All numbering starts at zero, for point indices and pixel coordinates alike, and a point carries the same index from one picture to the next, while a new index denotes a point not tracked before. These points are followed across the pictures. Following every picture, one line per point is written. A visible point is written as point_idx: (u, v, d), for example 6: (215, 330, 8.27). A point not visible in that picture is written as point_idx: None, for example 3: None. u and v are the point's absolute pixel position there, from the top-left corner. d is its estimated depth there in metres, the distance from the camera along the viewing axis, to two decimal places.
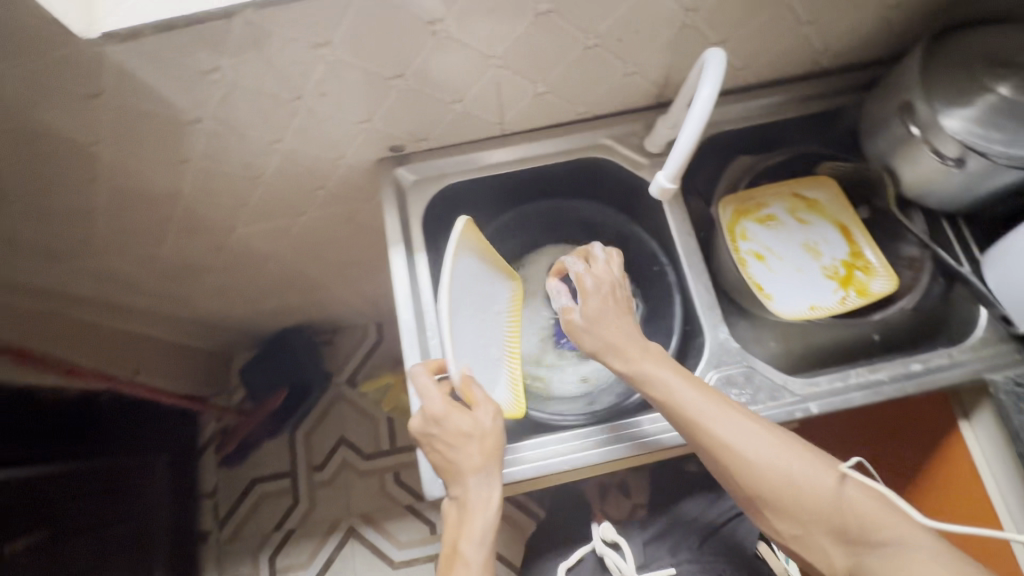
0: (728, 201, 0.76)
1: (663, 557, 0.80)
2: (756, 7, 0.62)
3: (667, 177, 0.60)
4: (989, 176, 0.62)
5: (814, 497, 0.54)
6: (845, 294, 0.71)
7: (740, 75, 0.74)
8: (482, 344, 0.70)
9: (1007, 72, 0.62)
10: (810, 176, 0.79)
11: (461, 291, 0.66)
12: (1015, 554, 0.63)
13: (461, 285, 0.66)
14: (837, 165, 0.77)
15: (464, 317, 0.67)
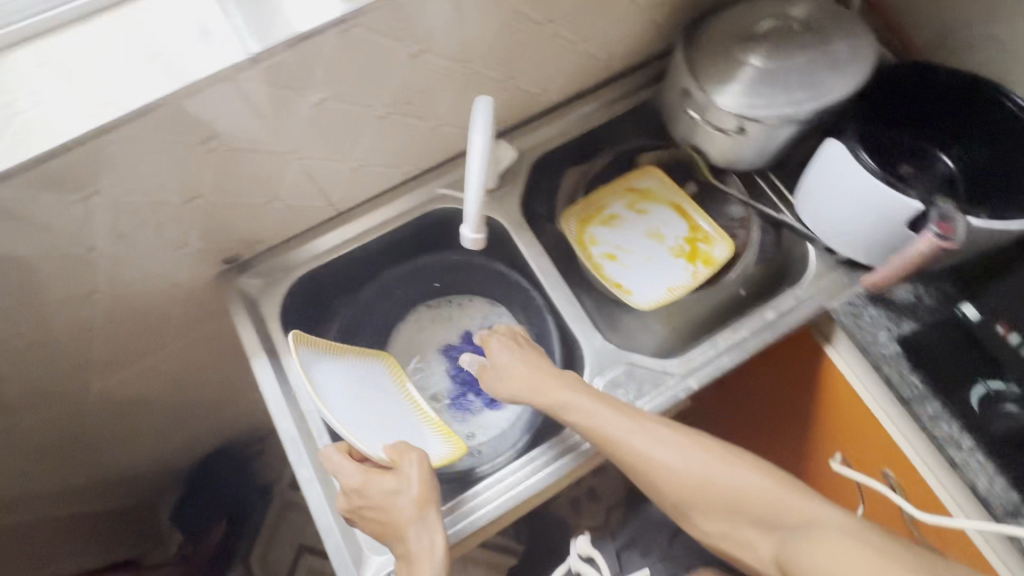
0: (571, 213, 0.80)
1: (637, 560, 0.91)
2: (525, 42, 0.67)
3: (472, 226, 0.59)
4: (767, 134, 0.70)
5: (742, 499, 0.57)
6: (694, 268, 0.76)
7: (545, 98, 0.79)
8: (389, 423, 0.67)
9: (755, 42, 0.69)
10: (635, 168, 0.84)
11: (335, 388, 0.64)
12: (904, 450, 0.70)
13: (327, 382, 0.64)
14: (656, 154, 0.83)
15: (353, 408, 0.64)
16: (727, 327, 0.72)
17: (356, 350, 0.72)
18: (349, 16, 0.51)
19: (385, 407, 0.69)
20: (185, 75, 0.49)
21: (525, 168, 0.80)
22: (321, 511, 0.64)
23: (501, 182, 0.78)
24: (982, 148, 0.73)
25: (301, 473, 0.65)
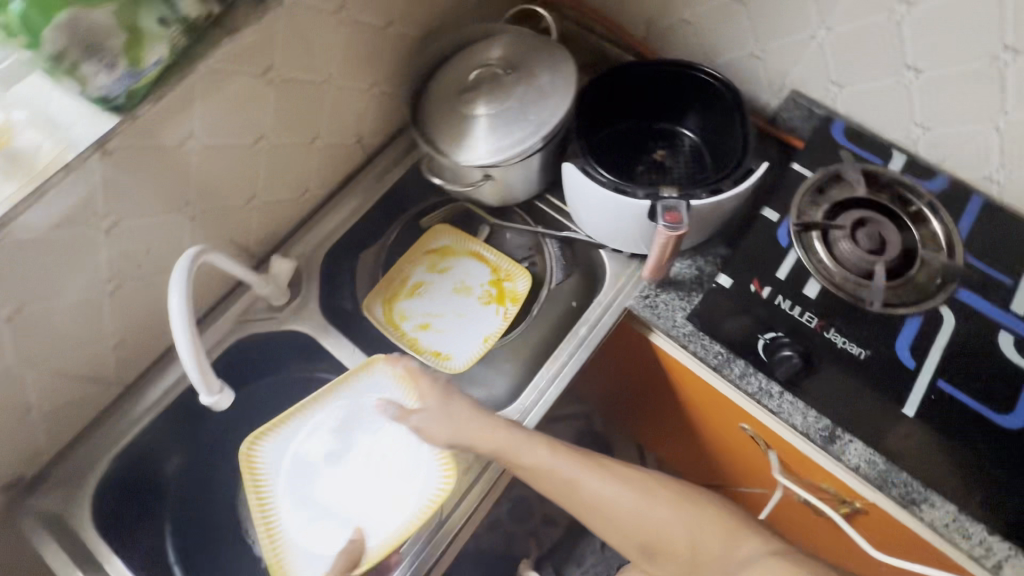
0: (374, 296, 0.79)
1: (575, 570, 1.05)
2: (247, 163, 0.66)
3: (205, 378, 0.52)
4: (515, 172, 0.73)
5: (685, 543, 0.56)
6: (504, 309, 0.78)
7: (308, 197, 0.79)
8: (352, 489, 0.66)
9: (474, 91, 0.72)
10: (426, 230, 0.84)
11: (341, 429, 0.68)
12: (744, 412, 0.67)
13: (290, 468, 0.66)
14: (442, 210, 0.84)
15: (299, 499, 0.65)
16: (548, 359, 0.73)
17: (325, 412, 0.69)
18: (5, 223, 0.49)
19: (379, 445, 0.68)
20: None
21: (313, 270, 0.79)
22: None
23: (292, 291, 0.77)
24: (706, 117, 0.80)
25: None
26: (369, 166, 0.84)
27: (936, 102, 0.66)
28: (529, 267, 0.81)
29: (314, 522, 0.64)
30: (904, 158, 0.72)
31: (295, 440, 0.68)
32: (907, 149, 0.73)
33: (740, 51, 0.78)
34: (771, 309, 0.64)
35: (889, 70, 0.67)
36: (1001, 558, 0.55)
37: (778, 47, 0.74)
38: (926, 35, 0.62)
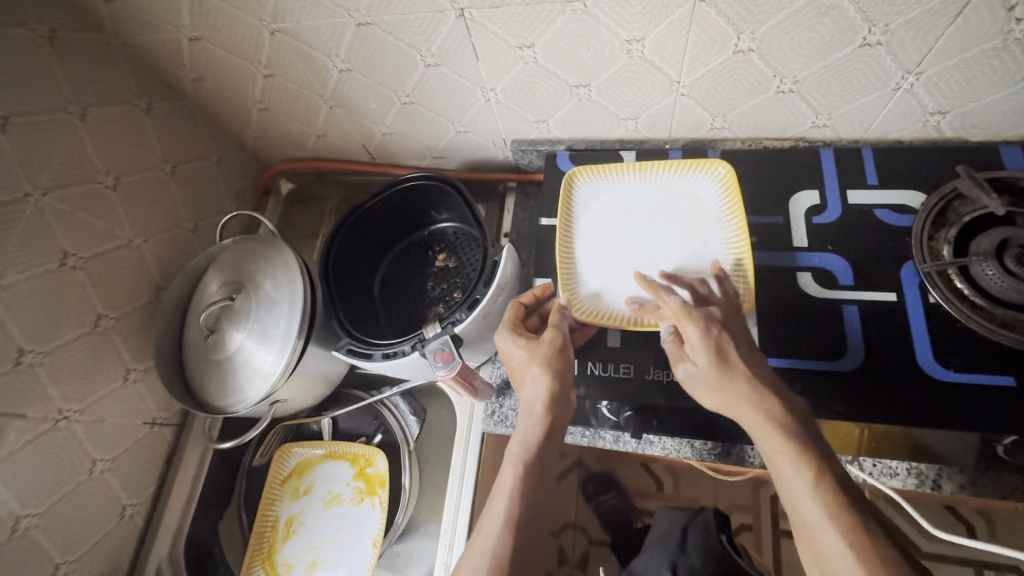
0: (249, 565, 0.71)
1: None
2: (30, 542, 0.60)
3: None
4: (300, 376, 0.69)
5: None
6: (378, 497, 0.72)
7: (134, 508, 0.73)
8: (676, 252, 0.60)
9: (220, 331, 0.68)
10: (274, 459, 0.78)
11: (669, 190, 0.63)
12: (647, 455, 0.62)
13: (613, 191, 0.65)
14: (278, 432, 0.79)
15: (653, 216, 0.62)
16: (444, 532, 0.67)
17: (672, 171, 0.63)
18: None
19: (671, 249, 0.60)
20: None
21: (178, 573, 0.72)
22: None
23: None
24: (453, 208, 0.78)
25: None
26: (186, 430, 0.79)
27: (621, 98, 0.65)
28: (384, 440, 0.76)
29: (628, 276, 0.60)
30: (634, 152, 0.71)
31: (622, 185, 0.65)
32: (634, 138, 0.72)
33: (445, 133, 0.76)
34: (585, 379, 0.60)
35: (567, 95, 0.66)
36: (934, 478, 0.51)
37: (470, 117, 0.73)
38: (563, 59, 0.60)
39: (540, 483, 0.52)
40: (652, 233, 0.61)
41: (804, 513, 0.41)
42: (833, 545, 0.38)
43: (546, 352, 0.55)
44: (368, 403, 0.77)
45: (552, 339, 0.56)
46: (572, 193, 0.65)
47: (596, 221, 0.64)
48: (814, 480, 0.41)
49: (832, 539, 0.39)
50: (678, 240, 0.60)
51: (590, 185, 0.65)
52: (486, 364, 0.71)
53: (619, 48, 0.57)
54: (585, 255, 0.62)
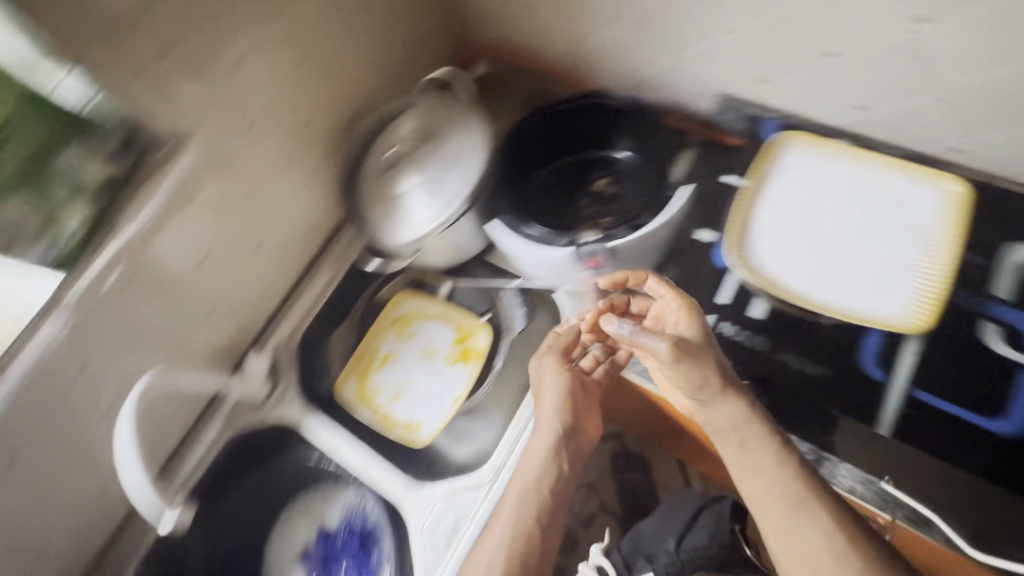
0: (348, 376, 0.83)
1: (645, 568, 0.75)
2: (200, 279, 0.72)
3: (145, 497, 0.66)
4: (447, 236, 0.74)
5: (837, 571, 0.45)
6: (469, 367, 0.79)
7: (272, 292, 0.84)
8: (864, 245, 0.60)
9: (398, 171, 0.75)
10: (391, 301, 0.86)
11: (879, 187, 0.62)
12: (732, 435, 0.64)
13: (819, 167, 0.65)
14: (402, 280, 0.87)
15: (853, 205, 0.62)
16: (517, 416, 0.75)
17: (888, 169, 0.63)
18: None
19: (860, 239, 0.60)
20: None
21: (288, 361, 0.83)
22: None
23: (274, 380, 0.82)
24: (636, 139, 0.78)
25: None
26: (328, 249, 0.88)
27: (870, 81, 0.61)
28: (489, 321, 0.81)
29: (804, 249, 0.61)
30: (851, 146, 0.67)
31: (830, 164, 0.65)
32: (856, 133, 0.67)
33: (661, 64, 0.75)
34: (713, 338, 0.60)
35: (812, 59, 0.63)
36: None
37: (694, 55, 0.71)
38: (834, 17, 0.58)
39: (556, 445, 0.69)
40: (845, 218, 0.62)
41: (780, 510, 0.50)
42: (814, 536, 0.47)
43: (545, 394, 0.71)
44: (490, 285, 0.83)
45: (551, 370, 0.71)
46: (774, 152, 0.67)
47: (792, 189, 0.65)
48: (792, 482, 0.50)
49: (813, 532, 0.47)
50: (871, 235, 0.60)
51: (797, 151, 0.67)
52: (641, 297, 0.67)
53: (900, 24, 0.55)
54: (763, 227, 0.63)
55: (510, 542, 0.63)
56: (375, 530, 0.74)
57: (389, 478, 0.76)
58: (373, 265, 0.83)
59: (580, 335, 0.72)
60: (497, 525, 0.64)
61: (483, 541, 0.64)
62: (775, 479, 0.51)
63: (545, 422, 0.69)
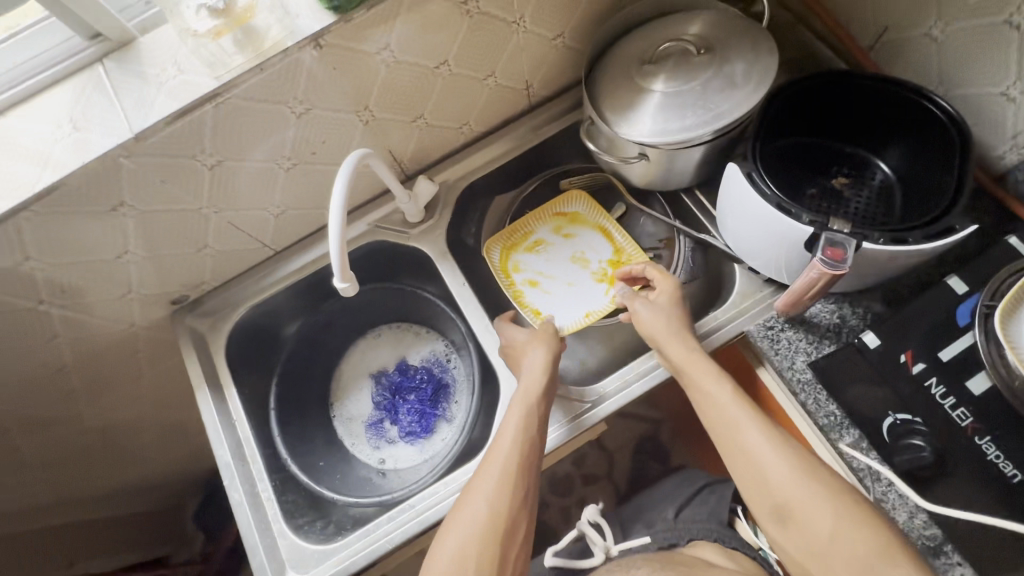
0: (494, 244, 0.81)
1: (642, 531, 0.81)
2: (422, 84, 0.69)
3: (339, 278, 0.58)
4: (673, 157, 0.68)
5: (796, 504, 0.53)
6: (615, 291, 0.77)
7: (463, 131, 0.81)
8: None
9: (659, 68, 0.68)
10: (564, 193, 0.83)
11: None
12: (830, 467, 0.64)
13: None
14: (583, 181, 0.85)
15: None
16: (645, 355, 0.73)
17: None
18: (221, 89, 0.56)
19: None
20: (94, 148, 0.55)
21: (448, 200, 0.82)
22: (253, 549, 0.68)
23: (429, 213, 0.82)
24: (907, 156, 0.70)
25: (232, 498, 0.70)
26: (529, 114, 0.84)
27: None
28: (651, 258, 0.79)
29: None
30: None
31: None
32: None
33: (997, 94, 0.64)
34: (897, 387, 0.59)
35: None
36: None
37: None
38: None
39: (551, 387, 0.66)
40: None
41: (765, 460, 0.55)
42: (783, 474, 0.54)
43: (527, 367, 0.67)
44: (670, 224, 0.78)
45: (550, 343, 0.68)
46: None
47: None
48: (769, 439, 0.56)
49: (783, 471, 0.54)
50: None
51: None
52: (880, 331, 0.62)
53: None
54: None
55: (518, 481, 0.58)
56: (449, 384, 0.86)
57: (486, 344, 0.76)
58: (587, 141, 0.72)
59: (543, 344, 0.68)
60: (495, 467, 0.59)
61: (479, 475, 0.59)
62: (749, 436, 0.57)
63: (527, 382, 0.65)
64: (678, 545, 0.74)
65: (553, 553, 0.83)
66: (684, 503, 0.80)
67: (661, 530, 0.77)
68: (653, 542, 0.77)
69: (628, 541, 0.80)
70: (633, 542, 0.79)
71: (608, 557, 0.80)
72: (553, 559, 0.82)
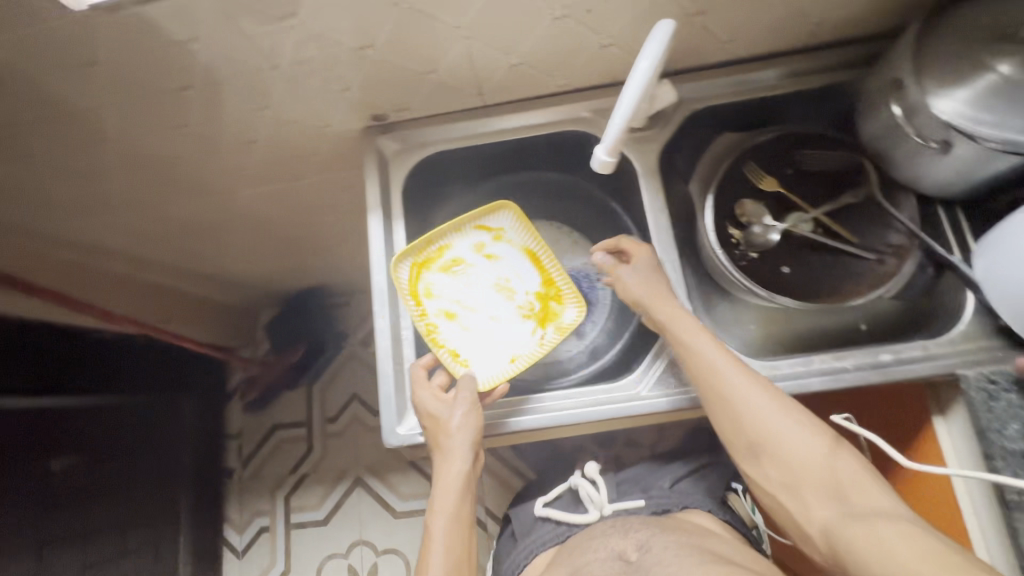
0: (405, 254, 0.72)
1: (635, 492, 0.82)
2: None
3: (607, 150, 0.63)
4: (981, 158, 0.58)
5: (806, 465, 0.57)
6: (544, 332, 0.74)
7: (729, 48, 0.71)
8: None
9: (1013, 50, 0.55)
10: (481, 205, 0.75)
11: None
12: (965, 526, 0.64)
13: None
14: (826, 155, 0.73)
15: None
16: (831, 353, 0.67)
17: None
18: None
19: None
20: None
21: (676, 118, 0.75)
22: (385, 379, 0.69)
23: (651, 124, 0.75)
24: None
25: (378, 324, 0.71)
26: (803, 53, 0.73)
27: None
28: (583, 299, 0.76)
29: None
30: None
31: None
32: None
33: None
34: None
35: None
36: None
37: None
38: None
39: (474, 458, 0.69)
40: None
41: (781, 436, 0.59)
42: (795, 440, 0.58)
43: (462, 439, 0.66)
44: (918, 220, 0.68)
45: (472, 413, 0.67)
46: None
47: None
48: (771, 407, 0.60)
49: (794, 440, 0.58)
50: None
51: None
52: None
53: None
54: None
55: (462, 526, 0.69)
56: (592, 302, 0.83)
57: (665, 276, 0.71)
58: (894, 103, 0.62)
59: (461, 405, 0.67)
60: (440, 522, 0.68)
61: (434, 516, 0.69)
62: (758, 402, 0.60)
63: (457, 453, 0.66)
64: (671, 511, 0.77)
65: (543, 504, 0.86)
66: (679, 477, 0.83)
67: (657, 496, 0.80)
68: (646, 506, 0.79)
69: (623, 502, 0.81)
70: (627, 503, 0.80)
71: (600, 513, 0.80)
72: (543, 510, 0.84)
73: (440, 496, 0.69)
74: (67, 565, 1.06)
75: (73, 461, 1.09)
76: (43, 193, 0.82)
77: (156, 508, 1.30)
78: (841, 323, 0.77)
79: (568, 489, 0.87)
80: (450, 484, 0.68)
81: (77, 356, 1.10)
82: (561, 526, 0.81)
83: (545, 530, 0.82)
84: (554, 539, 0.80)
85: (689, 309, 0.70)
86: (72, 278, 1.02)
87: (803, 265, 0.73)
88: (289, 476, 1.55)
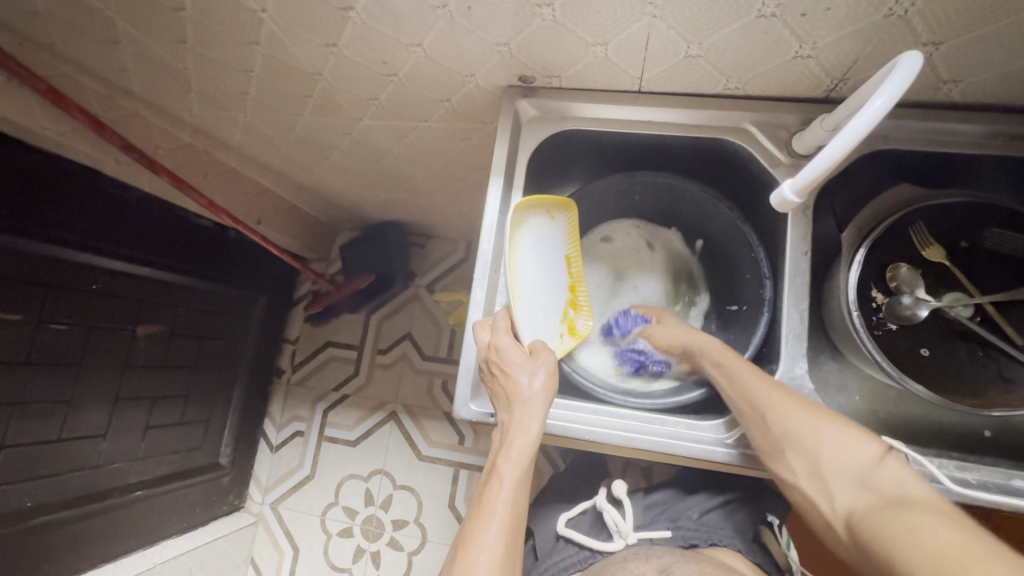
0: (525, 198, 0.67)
1: (662, 522, 0.82)
2: (1000, 7, 0.49)
3: (793, 189, 0.56)
4: None
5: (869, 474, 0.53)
6: (567, 336, 0.74)
7: (942, 90, 0.61)
8: None
9: None
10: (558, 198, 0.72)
11: None
12: None
13: None
14: (1014, 238, 0.63)
15: None
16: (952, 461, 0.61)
17: None
18: None
19: None
20: None
21: (851, 154, 0.66)
22: (468, 349, 0.68)
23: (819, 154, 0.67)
24: None
25: (473, 294, 0.69)
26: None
27: None
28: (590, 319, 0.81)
29: None
30: None
31: None
32: None
33: None
34: None
35: None
36: None
37: None
38: None
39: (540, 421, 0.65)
40: None
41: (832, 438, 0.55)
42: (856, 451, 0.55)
43: (528, 404, 0.62)
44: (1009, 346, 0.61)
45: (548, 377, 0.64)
46: None
47: None
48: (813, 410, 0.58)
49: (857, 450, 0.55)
50: None
51: None
52: None
53: None
54: None
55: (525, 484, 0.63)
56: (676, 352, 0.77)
57: (785, 327, 0.65)
58: None
59: (538, 359, 0.65)
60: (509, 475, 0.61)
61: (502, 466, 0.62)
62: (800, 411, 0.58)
63: (533, 408, 0.63)
64: (698, 546, 0.77)
65: (564, 525, 0.86)
66: (709, 508, 0.82)
67: (686, 529, 0.79)
68: (672, 538, 0.78)
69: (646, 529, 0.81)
70: (652, 533, 0.80)
71: (625, 542, 0.79)
72: (565, 531, 0.84)
73: (510, 445, 0.62)
74: (132, 422, 1.15)
75: (155, 329, 1.17)
76: (185, 77, 0.83)
77: (215, 387, 1.40)
78: (959, 425, 0.68)
79: (591, 509, 0.87)
80: (523, 436, 0.62)
81: (178, 235, 1.17)
82: (583, 551, 0.81)
83: (567, 553, 0.81)
84: (577, 564, 0.79)
85: (803, 368, 0.63)
86: (186, 163, 1.05)
87: (945, 352, 0.66)
88: (331, 392, 1.61)
